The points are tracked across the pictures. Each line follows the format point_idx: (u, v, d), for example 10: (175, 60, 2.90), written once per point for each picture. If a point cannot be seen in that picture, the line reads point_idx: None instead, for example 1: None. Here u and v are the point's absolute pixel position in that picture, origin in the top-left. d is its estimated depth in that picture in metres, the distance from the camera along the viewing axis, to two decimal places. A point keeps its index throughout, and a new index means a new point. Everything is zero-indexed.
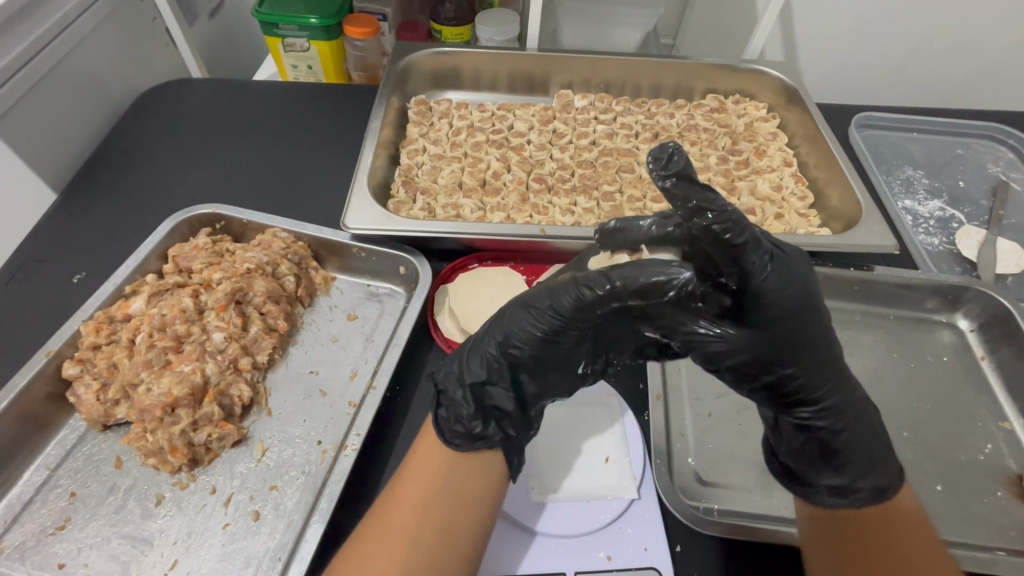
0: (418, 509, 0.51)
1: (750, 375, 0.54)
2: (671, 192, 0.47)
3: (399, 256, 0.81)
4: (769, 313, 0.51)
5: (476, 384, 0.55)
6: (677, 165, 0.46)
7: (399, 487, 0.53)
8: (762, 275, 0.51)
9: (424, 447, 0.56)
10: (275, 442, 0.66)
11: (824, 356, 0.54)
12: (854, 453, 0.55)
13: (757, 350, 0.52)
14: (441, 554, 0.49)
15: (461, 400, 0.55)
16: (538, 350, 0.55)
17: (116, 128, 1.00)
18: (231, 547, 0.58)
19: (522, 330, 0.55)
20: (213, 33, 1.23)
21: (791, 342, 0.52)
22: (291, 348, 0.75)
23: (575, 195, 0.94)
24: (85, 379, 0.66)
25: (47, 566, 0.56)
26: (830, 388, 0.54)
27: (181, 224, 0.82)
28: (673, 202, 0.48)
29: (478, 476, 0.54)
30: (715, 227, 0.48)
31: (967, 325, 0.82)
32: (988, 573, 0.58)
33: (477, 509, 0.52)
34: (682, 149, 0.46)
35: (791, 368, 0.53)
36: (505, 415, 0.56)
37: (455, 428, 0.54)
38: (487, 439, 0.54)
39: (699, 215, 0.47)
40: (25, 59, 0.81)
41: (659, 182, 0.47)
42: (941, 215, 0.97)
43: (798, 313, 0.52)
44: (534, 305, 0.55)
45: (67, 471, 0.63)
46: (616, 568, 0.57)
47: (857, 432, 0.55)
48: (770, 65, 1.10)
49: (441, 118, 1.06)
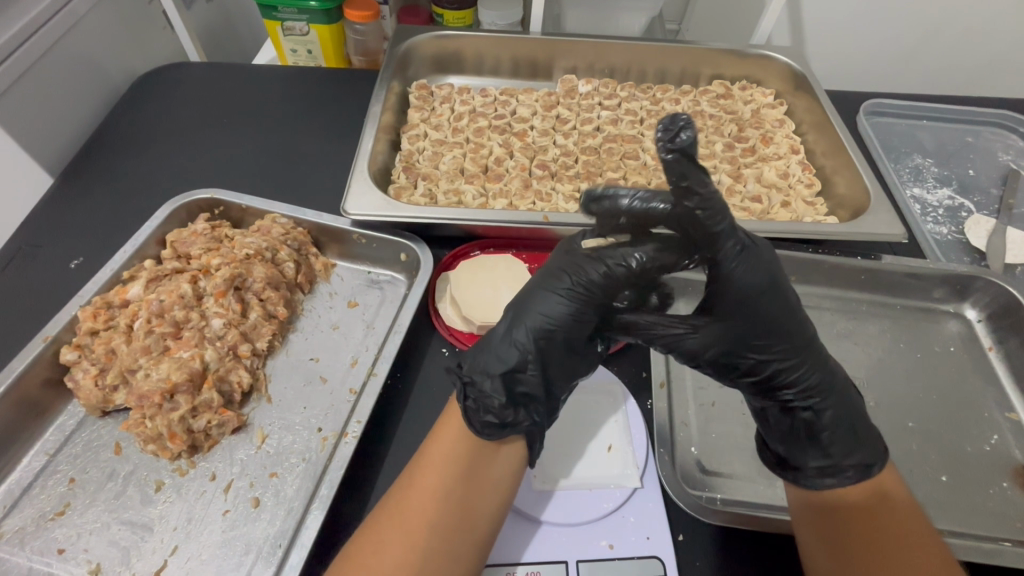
0: (437, 496, 0.51)
1: (727, 364, 0.57)
2: (670, 166, 0.47)
3: (399, 242, 0.80)
4: (741, 299, 0.53)
5: (507, 372, 0.54)
6: (685, 141, 0.46)
7: (416, 473, 0.53)
8: (731, 264, 0.52)
9: (443, 434, 0.55)
10: (275, 429, 0.65)
11: (800, 338, 0.56)
12: (839, 436, 0.56)
13: (730, 335, 0.55)
14: (459, 539, 0.49)
15: (491, 390, 0.54)
16: (567, 329, 0.55)
17: (113, 112, 0.99)
18: (232, 534, 0.57)
19: (551, 310, 0.55)
20: (211, 17, 1.21)
21: (763, 326, 0.55)
22: (291, 335, 0.75)
23: (579, 182, 0.92)
24: (84, 365, 0.66)
25: (47, 551, 0.56)
26: (810, 369, 0.57)
27: (179, 209, 0.81)
28: (670, 177, 0.47)
29: (500, 463, 0.53)
30: (697, 210, 0.49)
31: (974, 315, 0.81)
32: (994, 563, 0.57)
33: (495, 495, 0.52)
34: (692, 124, 0.45)
35: (768, 349, 0.55)
36: (532, 401, 0.55)
37: (485, 417, 0.53)
38: (517, 426, 0.54)
39: (686, 194, 0.48)
40: (20, 40, 0.80)
41: (664, 154, 0.46)
42: (950, 204, 0.95)
43: (768, 300, 0.54)
44: (554, 287, 0.56)
45: (66, 457, 0.63)
46: (618, 556, 0.56)
47: (842, 412, 0.57)
48: (778, 50, 1.07)
49: (443, 102, 1.04)
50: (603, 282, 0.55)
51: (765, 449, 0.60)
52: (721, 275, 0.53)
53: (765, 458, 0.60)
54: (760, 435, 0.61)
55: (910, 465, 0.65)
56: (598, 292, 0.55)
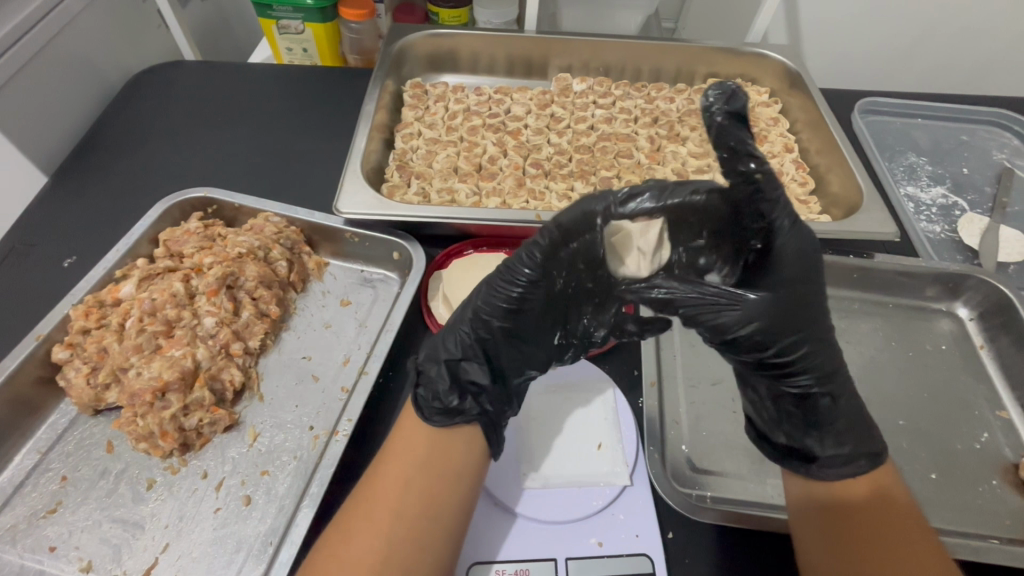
0: (399, 484, 0.51)
1: (760, 346, 0.55)
2: (722, 124, 0.55)
3: (392, 241, 0.80)
4: (785, 273, 0.55)
5: (453, 360, 0.57)
6: (739, 104, 0.56)
7: (380, 464, 0.54)
8: (783, 236, 0.55)
9: (404, 426, 0.56)
10: (267, 427, 0.66)
11: (822, 325, 0.56)
12: (855, 422, 0.56)
13: (773, 313, 0.53)
14: (423, 526, 0.49)
15: (437, 376, 0.56)
16: (507, 321, 0.57)
17: (107, 110, 0.99)
18: (223, 531, 0.58)
19: (489, 304, 0.57)
20: (205, 15, 1.21)
21: (802, 306, 0.55)
22: (283, 334, 0.75)
23: (573, 180, 0.92)
24: (76, 363, 0.66)
25: (38, 548, 0.56)
26: (828, 356, 0.56)
27: (172, 208, 0.81)
28: (721, 135, 0.55)
29: (458, 451, 0.54)
30: (756, 175, 0.55)
31: (966, 313, 0.81)
32: (981, 561, 0.57)
33: (457, 482, 0.52)
34: (744, 90, 0.56)
35: (801, 331, 0.55)
36: (483, 390, 0.57)
37: (434, 404, 0.55)
38: (466, 414, 0.55)
39: (745, 159, 0.54)
40: (14, 39, 0.80)
41: (722, 112, 0.56)
42: (944, 202, 0.95)
43: (805, 281, 0.55)
44: (494, 280, 0.56)
45: (58, 455, 0.63)
46: (607, 554, 0.57)
47: (852, 401, 0.57)
48: (773, 48, 1.07)
49: (437, 101, 1.04)
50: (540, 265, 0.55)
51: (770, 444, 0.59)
52: (771, 247, 0.56)
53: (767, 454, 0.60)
54: (760, 427, 0.61)
55: (900, 463, 0.66)
56: (539, 280, 0.55)
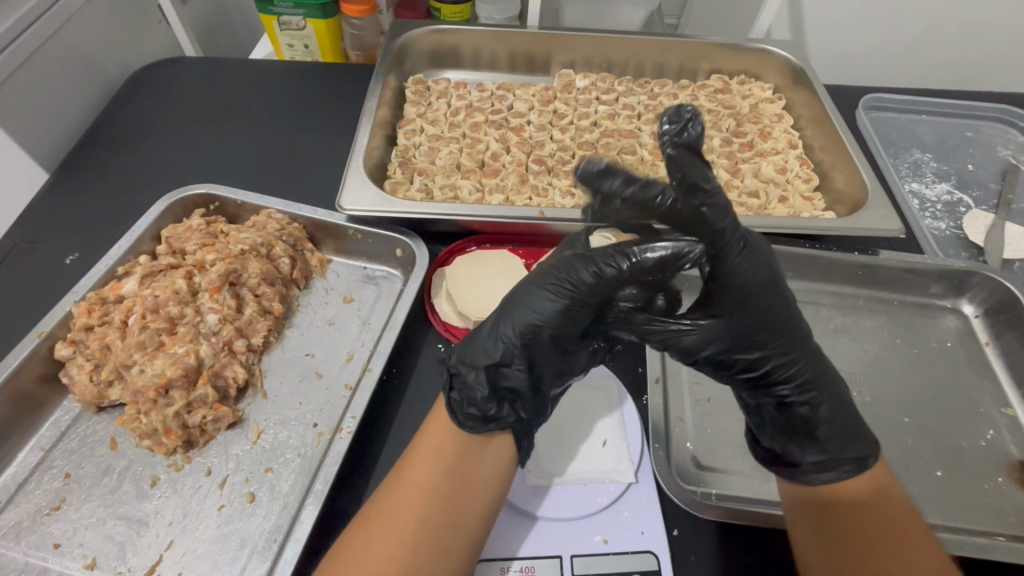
0: (423, 492, 0.50)
1: (726, 361, 0.56)
2: (672, 158, 0.49)
3: (395, 237, 0.79)
4: (743, 297, 0.54)
5: (492, 365, 0.54)
6: (691, 134, 0.49)
7: (405, 469, 0.53)
8: (732, 261, 0.53)
9: (431, 429, 0.55)
10: (270, 424, 0.65)
11: (796, 335, 0.56)
12: (836, 430, 0.55)
13: (731, 334, 0.55)
14: (447, 534, 0.49)
15: (474, 383, 0.54)
16: (555, 325, 0.55)
17: (108, 107, 0.98)
18: (227, 528, 0.57)
19: (540, 308, 0.55)
20: (206, 10, 1.20)
21: (764, 324, 0.55)
22: (286, 331, 0.75)
23: (576, 177, 0.92)
24: (79, 360, 0.66)
25: (42, 546, 0.56)
26: (804, 366, 0.57)
27: (174, 205, 0.80)
28: (674, 172, 0.49)
29: (487, 459, 0.53)
30: (704, 206, 0.50)
31: (971, 310, 0.81)
32: (987, 558, 0.57)
33: (483, 492, 0.51)
34: (699, 117, 0.49)
35: (767, 347, 0.55)
36: (519, 397, 0.55)
37: (468, 410, 0.53)
38: (500, 421, 0.53)
39: (692, 190, 0.49)
40: (14, 35, 0.79)
41: (667, 146, 0.49)
42: (949, 199, 0.95)
43: (771, 297, 0.55)
44: (545, 285, 0.56)
45: (61, 453, 0.63)
46: (612, 551, 0.56)
47: (836, 410, 0.56)
48: (777, 44, 1.07)
49: (439, 97, 1.03)
50: (593, 282, 0.54)
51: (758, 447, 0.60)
52: (722, 273, 0.53)
53: (759, 455, 0.60)
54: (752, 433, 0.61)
55: (905, 460, 0.65)
56: (588, 292, 0.54)
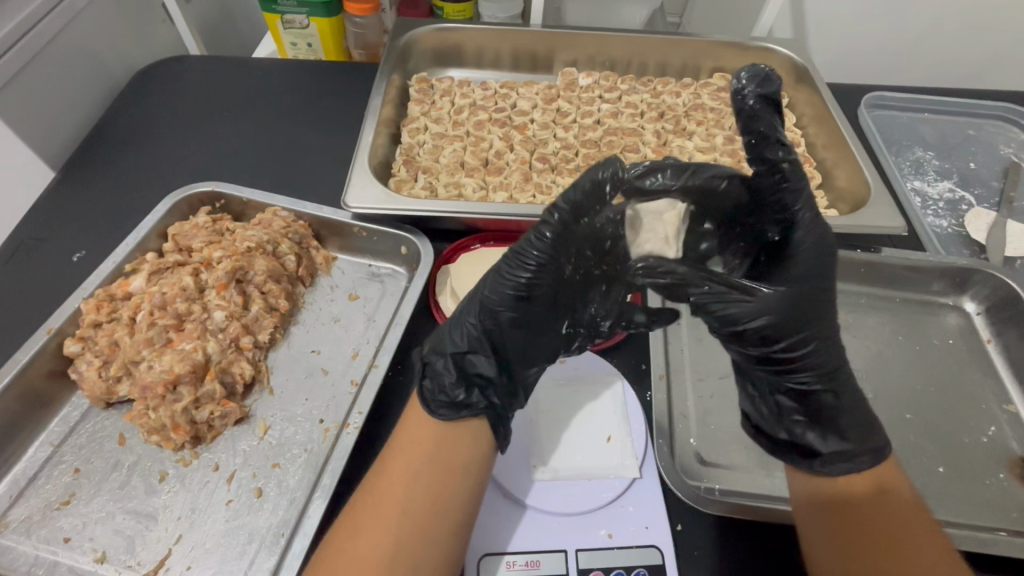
0: (405, 480, 0.51)
1: (771, 338, 0.56)
2: (755, 109, 0.59)
3: (400, 235, 0.80)
4: (799, 269, 0.58)
5: (459, 353, 0.55)
6: (772, 87, 0.59)
7: (387, 459, 0.53)
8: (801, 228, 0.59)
9: (410, 419, 0.56)
10: (277, 420, 0.66)
11: (829, 320, 0.58)
12: (853, 419, 0.56)
13: (789, 307, 0.55)
14: (429, 522, 0.49)
15: (443, 369, 0.55)
16: (515, 310, 0.56)
17: (113, 106, 0.99)
18: (236, 523, 0.58)
19: (496, 293, 0.55)
20: (209, 9, 1.20)
21: (806, 306, 0.56)
22: (292, 328, 0.75)
23: (579, 175, 0.92)
24: (87, 357, 0.66)
25: (53, 540, 0.57)
26: (833, 352, 0.57)
27: (180, 203, 0.81)
28: (752, 118, 0.59)
29: (465, 447, 0.53)
30: (783, 162, 0.59)
31: (973, 308, 0.81)
32: (989, 553, 0.57)
33: (463, 478, 0.52)
34: (779, 77, 0.60)
35: (806, 330, 0.56)
36: (489, 384, 0.55)
37: (439, 398, 0.54)
38: (472, 408, 0.54)
39: (741, 142, 0.56)
40: (21, 33, 0.80)
41: (754, 97, 0.59)
42: (951, 197, 0.95)
43: (816, 273, 0.58)
44: (501, 270, 0.56)
45: (71, 447, 0.63)
46: (616, 546, 0.57)
47: (853, 401, 0.58)
48: (780, 43, 1.07)
49: (443, 96, 1.04)
50: (545, 259, 0.54)
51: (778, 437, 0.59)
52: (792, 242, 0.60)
53: (763, 445, 0.61)
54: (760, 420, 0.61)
55: (907, 457, 0.66)
56: (546, 271, 0.54)
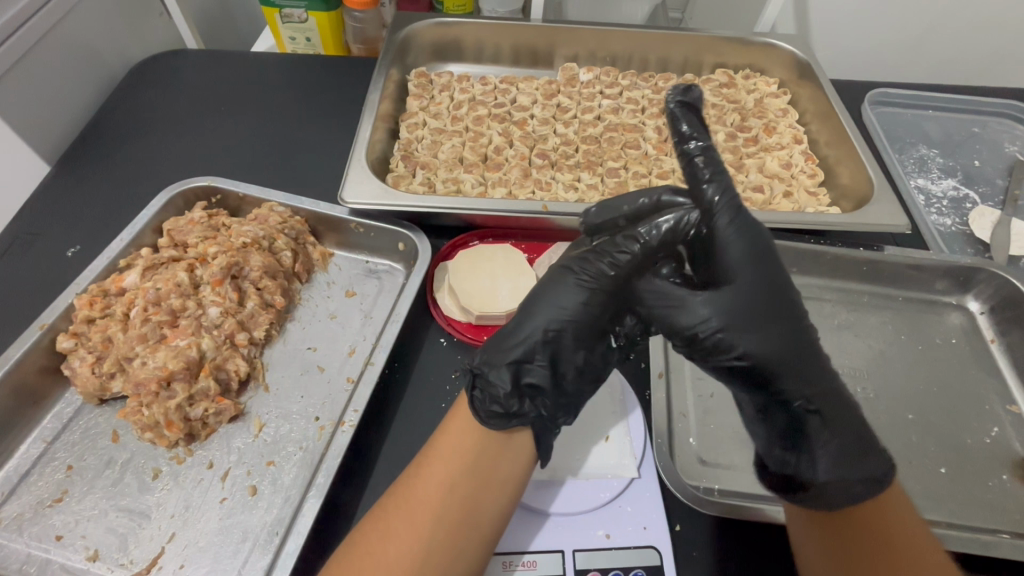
0: (443, 487, 0.51)
1: (722, 351, 0.52)
2: (675, 114, 0.53)
3: (397, 231, 0.79)
4: (733, 266, 0.52)
5: (514, 363, 0.53)
6: (693, 96, 0.55)
7: (424, 464, 0.53)
8: (723, 229, 0.51)
9: (453, 425, 0.55)
10: (272, 418, 0.65)
11: (800, 324, 0.53)
12: (846, 441, 0.53)
13: (732, 317, 0.51)
14: (461, 535, 0.49)
15: (497, 380, 0.53)
16: (580, 320, 0.55)
17: (110, 100, 0.98)
18: (229, 521, 0.57)
19: (568, 301, 0.55)
20: (207, 3, 1.19)
21: (764, 319, 0.51)
22: (289, 324, 0.74)
23: (579, 171, 0.92)
24: (80, 353, 0.66)
25: (45, 537, 0.56)
26: (813, 369, 0.52)
27: (175, 197, 0.80)
28: (674, 125, 0.53)
29: (507, 459, 0.53)
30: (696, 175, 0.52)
31: (977, 307, 0.80)
32: (992, 555, 0.57)
33: (500, 492, 0.51)
34: (698, 86, 0.55)
35: (769, 348, 0.51)
36: (540, 393, 0.54)
37: (491, 407, 0.53)
38: (523, 417, 0.53)
39: (683, 156, 0.53)
40: (16, 25, 0.79)
41: (672, 104, 0.54)
42: (955, 195, 0.94)
43: (762, 273, 0.52)
44: (567, 282, 0.56)
45: (64, 445, 0.63)
46: (615, 546, 0.56)
47: (846, 416, 0.53)
48: (783, 38, 1.06)
49: (442, 91, 1.03)
50: (614, 272, 0.55)
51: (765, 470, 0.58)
52: (711, 237, 0.52)
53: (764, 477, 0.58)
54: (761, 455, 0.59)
55: (909, 457, 0.65)
56: (609, 284, 0.55)
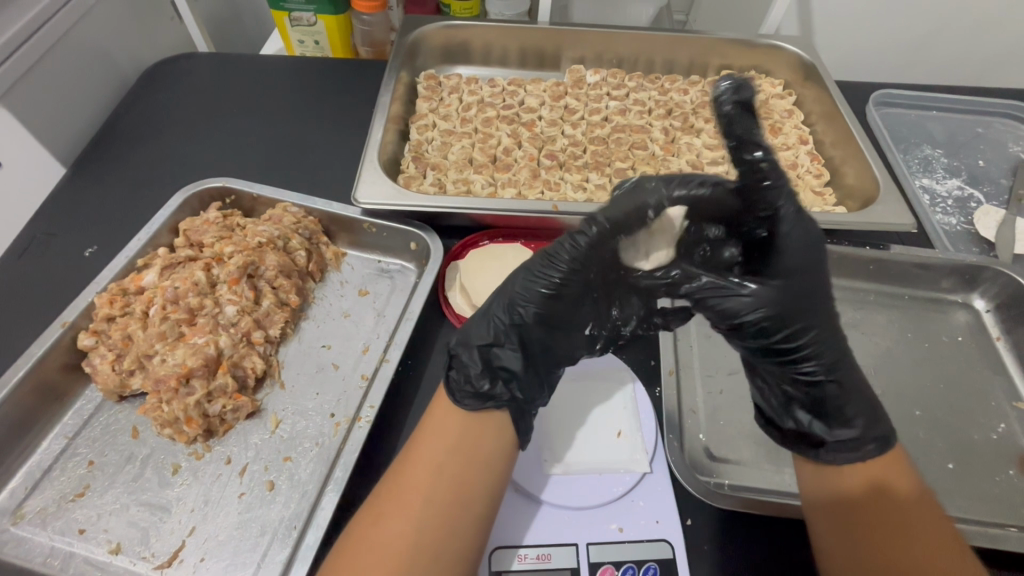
0: (431, 469, 0.51)
1: (768, 331, 0.56)
2: (730, 118, 0.56)
3: (409, 231, 0.80)
4: (790, 260, 0.56)
5: (484, 346, 0.57)
6: (747, 95, 0.57)
7: (412, 449, 0.54)
8: (787, 225, 0.56)
9: (437, 409, 0.56)
10: (289, 414, 0.66)
11: (826, 305, 0.57)
12: (860, 408, 0.56)
13: (784, 299, 0.55)
14: (453, 513, 0.50)
15: (470, 361, 0.56)
16: (543, 308, 0.57)
17: (123, 103, 0.99)
18: (248, 515, 0.58)
19: (521, 291, 0.57)
20: (217, 8, 1.21)
21: (807, 293, 0.56)
22: (303, 323, 0.75)
23: (587, 172, 0.93)
24: (101, 350, 0.67)
25: (67, 531, 0.57)
26: (835, 337, 0.57)
27: (191, 198, 0.81)
28: (730, 129, 0.56)
29: (490, 438, 0.54)
30: (763, 163, 0.55)
31: (983, 305, 0.81)
32: (1001, 548, 0.57)
33: (488, 470, 0.52)
34: (747, 80, 0.57)
35: (807, 319, 0.56)
36: (514, 376, 0.56)
37: (465, 388, 0.55)
38: (497, 399, 0.55)
39: (748, 147, 0.55)
40: (34, 29, 0.80)
41: (727, 103, 0.57)
42: (960, 194, 0.95)
43: (811, 265, 0.56)
44: (531, 268, 0.58)
45: (85, 440, 0.64)
46: (628, 539, 0.57)
47: (858, 386, 0.57)
48: (787, 40, 1.07)
49: (451, 93, 1.04)
50: (579, 258, 0.55)
51: (775, 429, 0.60)
52: (778, 235, 0.56)
53: (773, 437, 0.60)
54: (767, 413, 0.61)
55: (917, 453, 0.66)
56: (579, 270, 0.56)
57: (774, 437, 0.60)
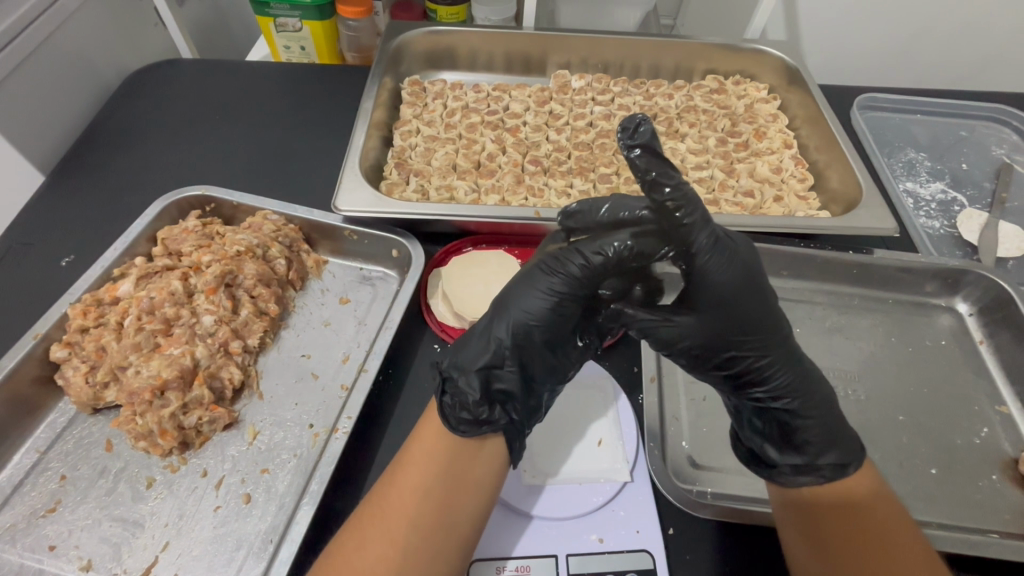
0: (417, 493, 0.51)
1: (703, 358, 0.56)
2: (636, 163, 0.48)
3: (390, 238, 0.80)
4: (713, 293, 0.53)
5: (484, 369, 0.54)
6: (645, 135, 0.48)
7: (398, 471, 0.53)
8: (705, 259, 0.51)
9: (425, 430, 0.55)
10: (267, 425, 0.65)
11: (770, 334, 0.55)
12: (814, 434, 0.55)
13: (709, 331, 0.54)
14: (439, 539, 0.49)
15: (467, 388, 0.53)
16: (547, 325, 0.55)
17: (103, 110, 0.98)
18: (223, 529, 0.57)
19: (531, 306, 0.55)
20: (202, 14, 1.20)
21: (743, 323, 0.54)
22: (282, 332, 0.75)
23: (571, 177, 0.92)
24: (74, 362, 0.66)
25: (37, 548, 0.56)
26: (785, 365, 0.56)
27: (170, 206, 0.80)
28: (635, 173, 0.48)
29: (478, 463, 0.53)
30: (669, 203, 0.49)
31: (965, 309, 0.81)
32: (982, 555, 0.57)
33: (476, 494, 0.51)
34: (649, 119, 0.47)
35: (743, 348, 0.55)
36: (511, 398, 0.55)
37: (461, 415, 0.53)
38: (494, 424, 0.53)
39: (656, 189, 0.48)
40: (11, 36, 0.79)
41: (626, 151, 0.48)
42: (943, 198, 0.95)
43: (742, 294, 0.53)
44: (537, 283, 0.55)
45: (57, 454, 0.63)
46: (608, 550, 0.56)
47: (818, 412, 0.56)
48: (771, 45, 1.07)
49: (435, 98, 1.04)
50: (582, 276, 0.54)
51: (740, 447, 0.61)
52: (694, 269, 0.52)
53: (739, 454, 0.61)
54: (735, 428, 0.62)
55: (900, 459, 0.66)
56: (580, 287, 0.54)
57: (741, 457, 0.61)
